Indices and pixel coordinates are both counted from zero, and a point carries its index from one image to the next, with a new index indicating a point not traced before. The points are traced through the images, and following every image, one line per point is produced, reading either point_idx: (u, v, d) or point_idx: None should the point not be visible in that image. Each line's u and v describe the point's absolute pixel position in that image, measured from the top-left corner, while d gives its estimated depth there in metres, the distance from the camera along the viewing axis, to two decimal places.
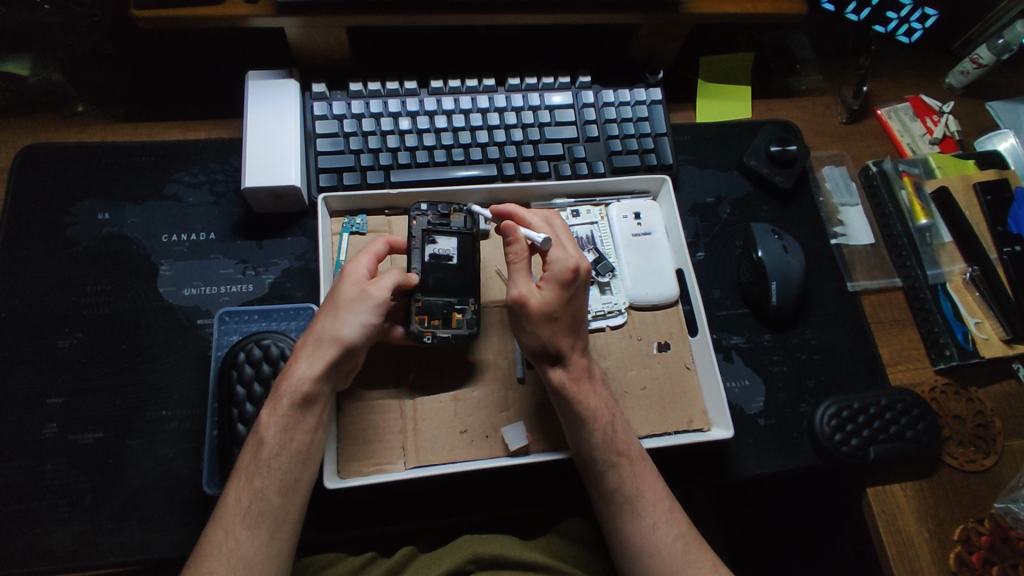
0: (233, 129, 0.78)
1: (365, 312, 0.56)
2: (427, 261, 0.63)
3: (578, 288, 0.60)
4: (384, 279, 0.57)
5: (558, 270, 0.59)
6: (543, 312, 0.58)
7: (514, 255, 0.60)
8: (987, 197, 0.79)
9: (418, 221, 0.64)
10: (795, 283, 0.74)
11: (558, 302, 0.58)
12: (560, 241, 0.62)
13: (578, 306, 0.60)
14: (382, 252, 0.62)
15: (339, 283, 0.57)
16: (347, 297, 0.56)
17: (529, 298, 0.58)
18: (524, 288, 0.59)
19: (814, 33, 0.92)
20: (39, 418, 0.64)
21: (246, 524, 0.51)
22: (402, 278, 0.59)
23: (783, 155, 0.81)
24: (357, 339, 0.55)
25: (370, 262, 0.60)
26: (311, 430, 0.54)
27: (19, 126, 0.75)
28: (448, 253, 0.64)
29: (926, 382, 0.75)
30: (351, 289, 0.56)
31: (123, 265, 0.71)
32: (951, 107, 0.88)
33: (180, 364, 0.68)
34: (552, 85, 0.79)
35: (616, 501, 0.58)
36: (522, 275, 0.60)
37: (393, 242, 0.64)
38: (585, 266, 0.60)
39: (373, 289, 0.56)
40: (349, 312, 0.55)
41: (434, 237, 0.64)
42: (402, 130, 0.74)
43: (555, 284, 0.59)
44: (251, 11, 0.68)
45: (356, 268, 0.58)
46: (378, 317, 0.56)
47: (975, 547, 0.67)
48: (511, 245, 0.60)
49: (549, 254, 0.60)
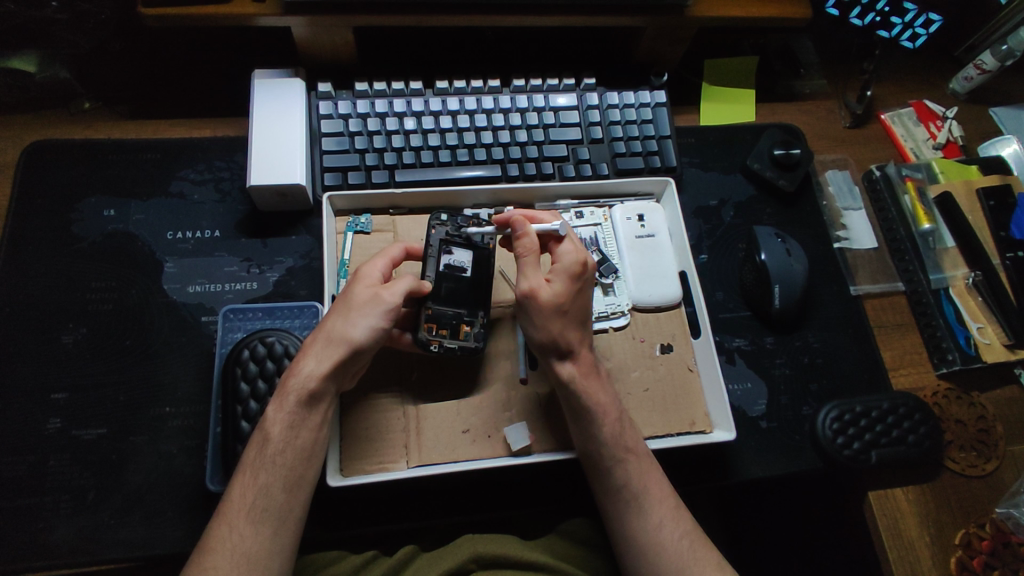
0: (238, 128, 0.78)
1: (374, 315, 0.56)
2: (440, 271, 0.63)
3: (587, 281, 0.60)
4: (397, 284, 0.57)
5: (569, 263, 0.59)
6: (555, 304, 0.58)
7: (524, 248, 0.60)
8: (989, 203, 0.79)
9: (436, 231, 0.64)
10: (798, 287, 0.74)
11: (568, 294, 0.59)
12: (569, 233, 0.62)
13: (583, 301, 0.61)
14: (399, 257, 0.62)
15: (352, 284, 0.57)
16: (359, 299, 0.56)
17: (540, 290, 0.58)
18: (535, 280, 0.58)
19: (818, 38, 0.93)
20: (42, 414, 0.64)
21: (251, 520, 0.51)
22: (415, 285, 0.59)
23: (787, 159, 0.81)
24: (365, 342, 0.55)
25: (385, 266, 0.60)
26: (315, 428, 0.54)
27: (25, 122, 0.75)
28: (463, 266, 0.64)
29: (928, 387, 0.75)
30: (364, 291, 0.57)
31: (127, 262, 0.71)
32: (954, 112, 0.88)
33: (183, 361, 0.68)
34: (557, 86, 0.79)
35: (622, 498, 0.58)
36: (532, 268, 0.59)
37: (411, 248, 0.64)
38: (592, 261, 0.61)
39: (385, 294, 0.56)
40: (359, 314, 0.55)
41: (450, 248, 0.64)
42: (407, 130, 0.74)
43: (565, 277, 0.59)
44: (258, 10, 0.69)
45: (371, 271, 0.58)
46: (387, 323, 0.56)
47: (975, 552, 0.67)
48: (519, 239, 0.60)
49: (559, 248, 0.61)
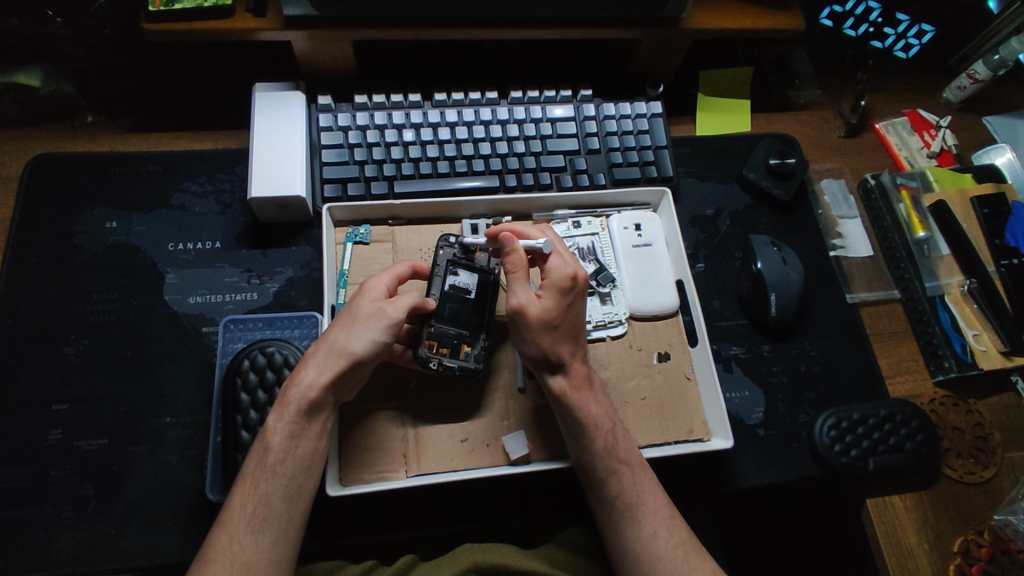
0: (239, 141, 0.79)
1: (377, 329, 0.56)
2: (446, 290, 0.64)
3: (578, 294, 0.60)
4: (402, 300, 0.58)
5: (557, 278, 0.59)
6: (543, 321, 0.58)
7: (513, 265, 0.60)
8: (984, 211, 0.80)
9: (443, 252, 0.65)
10: (794, 295, 0.74)
11: (558, 309, 0.59)
12: (557, 248, 0.62)
13: (576, 314, 0.61)
14: (405, 275, 0.63)
15: (357, 298, 0.58)
16: (363, 312, 0.57)
17: (529, 306, 0.58)
18: (523, 296, 0.59)
19: (813, 49, 0.94)
20: (44, 424, 0.65)
21: (251, 530, 0.52)
22: (418, 300, 0.59)
23: (782, 168, 0.82)
24: (366, 354, 0.56)
25: (391, 282, 0.61)
26: (316, 438, 0.55)
27: (29, 135, 0.76)
28: (468, 287, 0.65)
29: (925, 394, 0.76)
30: (368, 305, 0.57)
31: (128, 273, 0.72)
32: (948, 121, 0.89)
33: (184, 371, 0.69)
34: (554, 98, 0.80)
35: (616, 508, 0.58)
36: (521, 285, 0.60)
37: (418, 267, 0.65)
38: (583, 275, 0.61)
39: (389, 309, 0.57)
40: (363, 327, 0.56)
41: (456, 269, 0.65)
42: (406, 142, 0.75)
43: (554, 292, 0.59)
44: (259, 25, 0.70)
45: (376, 286, 0.59)
46: (389, 337, 0.57)
47: (974, 559, 0.67)
48: (508, 255, 0.61)
49: (547, 263, 0.61)
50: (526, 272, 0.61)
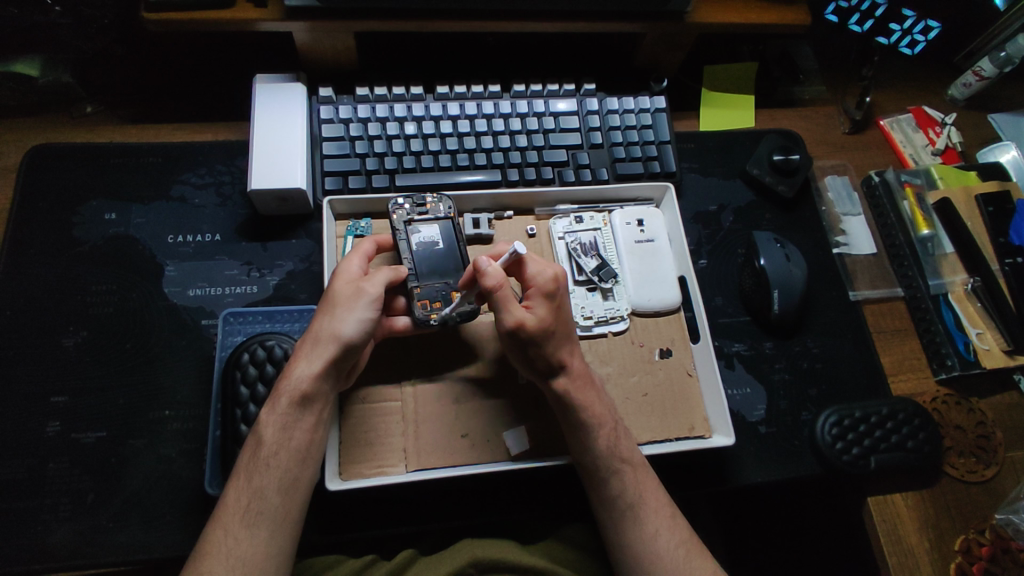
0: (240, 133, 0.79)
1: (361, 308, 0.56)
2: (415, 249, 0.65)
3: (564, 297, 0.60)
4: (377, 276, 0.58)
5: (542, 283, 0.59)
6: (543, 329, 0.57)
7: (495, 284, 0.56)
8: (988, 208, 0.80)
9: (398, 215, 0.66)
10: (798, 291, 0.74)
11: (551, 313, 0.58)
12: (533, 254, 0.61)
13: (565, 316, 0.60)
14: (372, 252, 0.63)
15: (333, 283, 0.58)
16: (343, 295, 0.57)
17: (527, 320, 0.56)
18: (519, 312, 0.57)
19: (817, 45, 0.93)
20: (41, 417, 0.64)
21: (246, 523, 0.51)
22: (393, 274, 0.59)
23: (787, 164, 0.82)
24: (356, 336, 0.55)
25: (362, 262, 0.60)
26: (310, 429, 0.54)
27: (27, 125, 0.76)
28: (432, 238, 0.65)
29: (927, 393, 0.75)
30: (346, 287, 0.57)
31: (127, 265, 0.71)
32: (953, 119, 0.89)
33: (182, 363, 0.68)
34: (557, 92, 0.80)
35: (618, 507, 0.58)
36: (512, 299, 0.57)
37: (380, 241, 0.65)
38: (563, 274, 0.61)
39: (367, 285, 0.57)
40: (345, 310, 0.56)
41: (416, 227, 0.66)
42: (407, 135, 0.74)
43: (542, 299, 0.59)
44: (261, 15, 0.69)
45: (349, 267, 0.59)
46: (376, 313, 0.56)
47: (975, 558, 0.67)
48: (484, 277, 0.56)
49: (528, 270, 0.60)
50: (509, 286, 0.57)
